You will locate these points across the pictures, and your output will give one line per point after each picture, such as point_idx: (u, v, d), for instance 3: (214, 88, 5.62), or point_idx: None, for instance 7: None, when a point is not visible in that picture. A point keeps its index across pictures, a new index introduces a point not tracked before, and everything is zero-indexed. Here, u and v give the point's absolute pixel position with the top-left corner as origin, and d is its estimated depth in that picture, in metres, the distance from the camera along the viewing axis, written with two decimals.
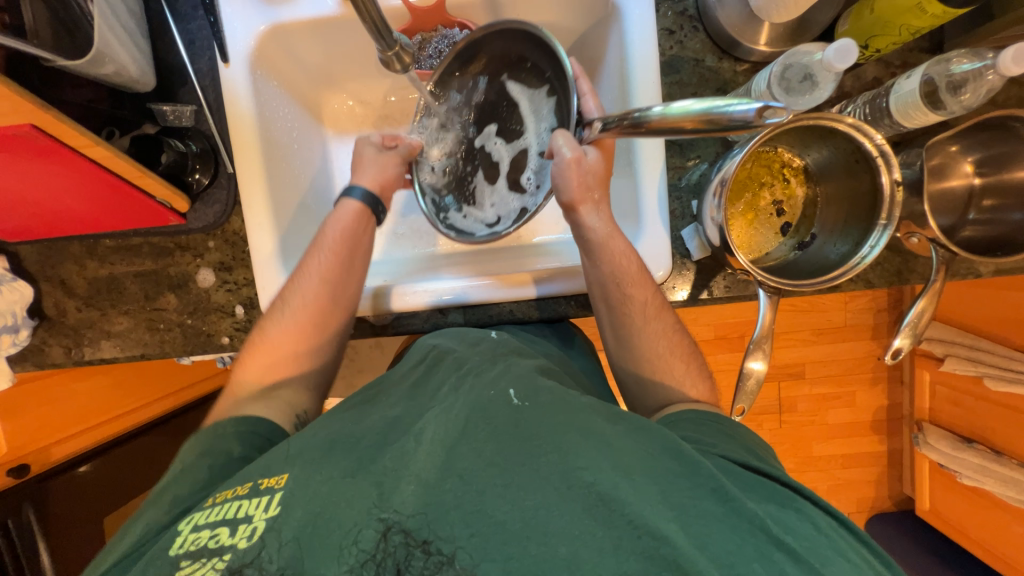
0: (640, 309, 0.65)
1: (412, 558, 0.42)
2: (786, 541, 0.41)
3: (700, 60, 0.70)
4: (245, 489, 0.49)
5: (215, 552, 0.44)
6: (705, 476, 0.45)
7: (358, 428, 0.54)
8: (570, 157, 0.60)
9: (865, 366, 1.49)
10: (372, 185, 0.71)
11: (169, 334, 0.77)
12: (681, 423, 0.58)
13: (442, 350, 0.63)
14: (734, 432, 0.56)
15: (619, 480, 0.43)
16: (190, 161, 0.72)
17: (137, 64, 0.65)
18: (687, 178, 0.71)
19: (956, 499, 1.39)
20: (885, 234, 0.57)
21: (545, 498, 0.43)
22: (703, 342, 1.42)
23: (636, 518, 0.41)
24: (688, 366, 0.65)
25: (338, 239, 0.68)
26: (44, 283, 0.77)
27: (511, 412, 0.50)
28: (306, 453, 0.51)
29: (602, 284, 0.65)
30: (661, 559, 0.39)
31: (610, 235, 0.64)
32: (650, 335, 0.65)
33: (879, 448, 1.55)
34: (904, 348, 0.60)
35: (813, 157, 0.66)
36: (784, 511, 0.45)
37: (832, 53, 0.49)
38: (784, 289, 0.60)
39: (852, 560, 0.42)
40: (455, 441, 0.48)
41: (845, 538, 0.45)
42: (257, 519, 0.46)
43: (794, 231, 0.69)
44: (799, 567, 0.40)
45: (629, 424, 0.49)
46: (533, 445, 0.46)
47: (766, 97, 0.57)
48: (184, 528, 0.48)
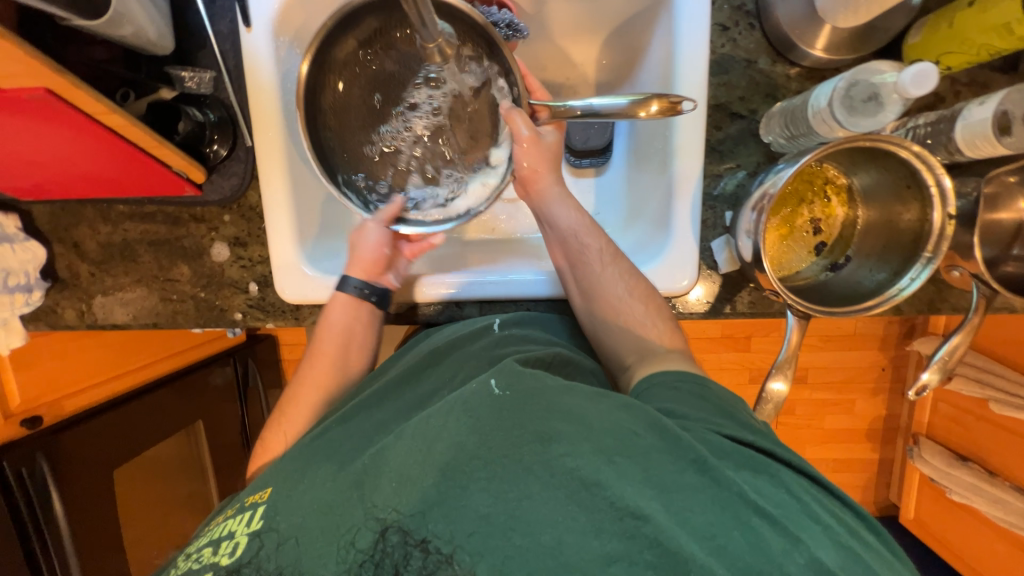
0: (597, 255, 0.67)
1: (410, 557, 0.41)
2: (760, 506, 0.41)
3: (752, 62, 0.66)
4: (234, 510, 0.52)
5: (197, 570, 0.46)
6: (684, 449, 0.43)
7: (344, 433, 0.56)
8: (526, 137, 0.62)
9: (869, 377, 1.48)
10: (362, 272, 0.69)
11: (181, 306, 0.76)
12: (653, 389, 0.56)
13: (433, 354, 0.66)
14: (708, 394, 0.54)
15: (601, 464, 0.41)
16: (207, 131, 0.69)
17: (156, 25, 0.61)
18: (722, 187, 0.68)
19: (942, 512, 1.41)
20: (928, 268, 0.55)
21: (527, 487, 0.41)
22: (709, 340, 1.41)
23: (617, 500, 0.40)
24: (649, 307, 0.65)
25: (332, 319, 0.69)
26: (57, 244, 0.76)
27: (492, 402, 0.46)
28: (291, 463, 0.54)
29: (562, 238, 0.68)
30: (643, 538, 0.38)
31: (547, 193, 0.68)
32: (609, 280, 0.66)
33: (872, 456, 1.57)
34: (931, 384, 0.58)
35: (860, 177, 0.63)
36: (758, 477, 0.44)
37: (909, 78, 0.47)
38: (814, 314, 0.58)
39: (825, 523, 0.42)
40: (434, 436, 0.45)
41: (814, 497, 0.45)
42: (238, 534, 0.48)
43: (828, 251, 0.66)
44: (775, 531, 0.40)
45: (615, 402, 0.47)
46: (515, 435, 0.43)
47: (824, 114, 0.55)
48: (181, 559, 0.51)
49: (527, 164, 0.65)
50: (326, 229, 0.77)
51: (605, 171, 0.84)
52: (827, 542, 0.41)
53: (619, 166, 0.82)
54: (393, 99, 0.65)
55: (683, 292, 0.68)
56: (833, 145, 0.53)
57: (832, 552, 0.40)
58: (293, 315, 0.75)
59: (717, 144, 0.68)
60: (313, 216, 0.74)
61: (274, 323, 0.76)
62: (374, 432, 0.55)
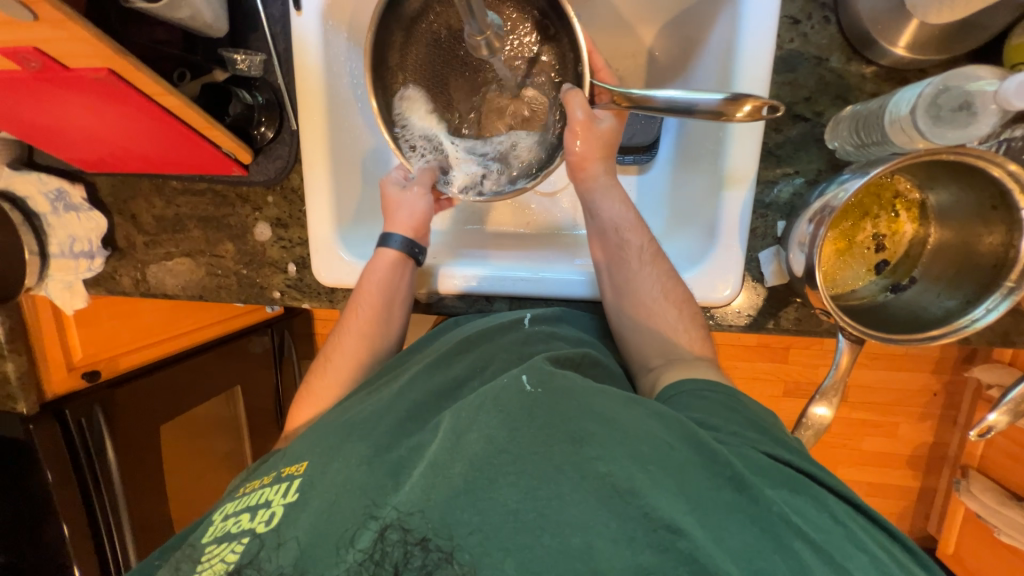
0: (637, 253, 0.65)
1: (410, 557, 0.40)
2: (804, 531, 0.39)
3: (823, 59, 0.60)
4: (272, 478, 0.54)
5: (236, 537, 0.48)
6: (721, 465, 0.41)
7: (373, 413, 0.54)
8: (581, 120, 0.60)
9: (918, 401, 1.38)
10: (406, 230, 0.68)
11: (225, 280, 0.80)
12: (682, 397, 0.54)
13: (469, 339, 0.66)
14: (742, 407, 0.51)
15: (636, 471, 0.40)
16: (256, 113, 0.70)
17: (212, 7, 0.62)
18: (776, 194, 0.64)
19: (987, 552, 1.32)
20: (1007, 299, 0.50)
21: (558, 487, 0.40)
22: (744, 349, 1.35)
23: (652, 511, 0.38)
24: (683, 313, 0.62)
25: (375, 291, 0.68)
26: (116, 215, 0.80)
27: (525, 399, 0.45)
28: (324, 438, 0.54)
29: (601, 230, 0.66)
30: (677, 553, 0.37)
31: (592, 181, 0.65)
32: (646, 279, 0.64)
33: (912, 484, 1.47)
34: (998, 426, 0.54)
35: (937, 194, 0.57)
36: (799, 498, 0.42)
37: (1011, 88, 0.42)
38: (869, 339, 0.54)
39: (872, 554, 0.40)
40: (465, 428, 0.45)
41: (862, 526, 0.42)
42: (275, 504, 0.50)
43: (890, 271, 0.61)
44: (819, 557, 0.38)
45: (650, 410, 0.46)
46: (546, 433, 0.42)
47: (905, 123, 0.50)
48: (216, 519, 0.53)
49: (580, 151, 0.62)
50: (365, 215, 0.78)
51: (648, 169, 0.80)
52: (873, 570, 0.39)
53: (663, 165, 0.78)
54: (459, 78, 0.67)
55: (723, 303, 0.65)
56: (911, 156, 0.48)
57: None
58: (328, 297, 0.77)
59: (775, 147, 0.63)
60: (353, 201, 0.75)
61: (310, 304, 0.78)
62: (403, 419, 0.53)
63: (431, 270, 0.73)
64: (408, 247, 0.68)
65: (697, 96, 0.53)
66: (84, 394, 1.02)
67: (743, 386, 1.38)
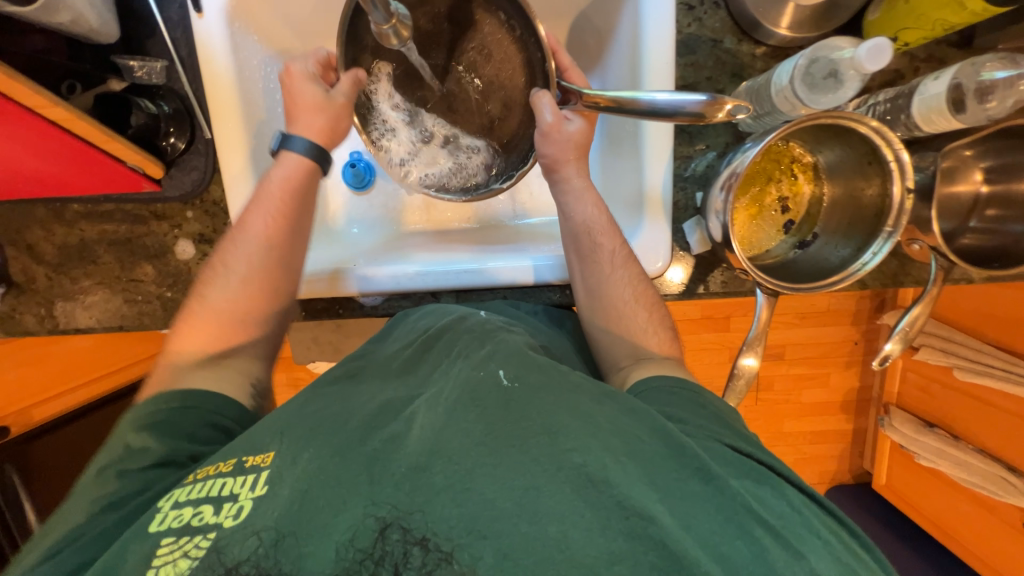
0: (609, 257, 0.65)
1: (410, 556, 0.38)
2: (765, 518, 0.41)
3: (718, 41, 0.66)
4: (230, 467, 0.47)
5: (200, 530, 0.42)
6: (688, 456, 0.44)
7: (344, 409, 0.51)
8: (550, 120, 0.63)
9: (843, 350, 1.53)
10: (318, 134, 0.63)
11: (147, 306, 0.74)
12: (651, 392, 0.56)
13: (432, 335, 0.61)
14: (707, 402, 0.55)
15: (607, 459, 0.42)
16: (162, 123, 0.66)
17: (98, 11, 0.58)
18: (693, 168, 0.69)
19: (913, 478, 1.48)
20: (888, 242, 0.56)
21: (534, 478, 0.41)
22: (689, 321, 1.44)
23: (624, 499, 0.40)
24: (652, 315, 0.65)
25: (287, 196, 0.62)
26: (9, 247, 0.72)
27: (501, 394, 0.47)
28: (297, 430, 0.49)
29: (575, 233, 0.66)
30: (648, 540, 0.38)
31: (568, 183, 0.66)
32: (618, 282, 0.65)
33: (846, 426, 1.62)
34: (893, 354, 0.61)
35: (825, 155, 0.64)
36: (760, 487, 0.45)
37: (864, 53, 0.49)
38: (783, 291, 0.60)
39: (825, 539, 0.42)
40: (443, 425, 0.45)
41: (815, 513, 0.45)
42: (243, 498, 0.43)
43: (796, 229, 0.67)
44: (779, 545, 0.40)
45: (621, 405, 0.48)
46: (520, 427, 0.44)
47: (787, 91, 0.57)
48: (165, 506, 0.45)
49: (550, 154, 0.65)
50: None
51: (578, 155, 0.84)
52: (825, 555, 0.41)
53: (591, 151, 0.81)
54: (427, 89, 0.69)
55: (656, 275, 0.68)
56: (796, 121, 0.53)
57: (831, 566, 0.40)
58: None
59: (687, 125, 0.68)
60: None
61: None
62: (374, 413, 0.49)
63: (349, 271, 0.71)
64: (313, 154, 0.63)
65: (684, 98, 0.54)
66: None
67: (692, 356, 1.46)
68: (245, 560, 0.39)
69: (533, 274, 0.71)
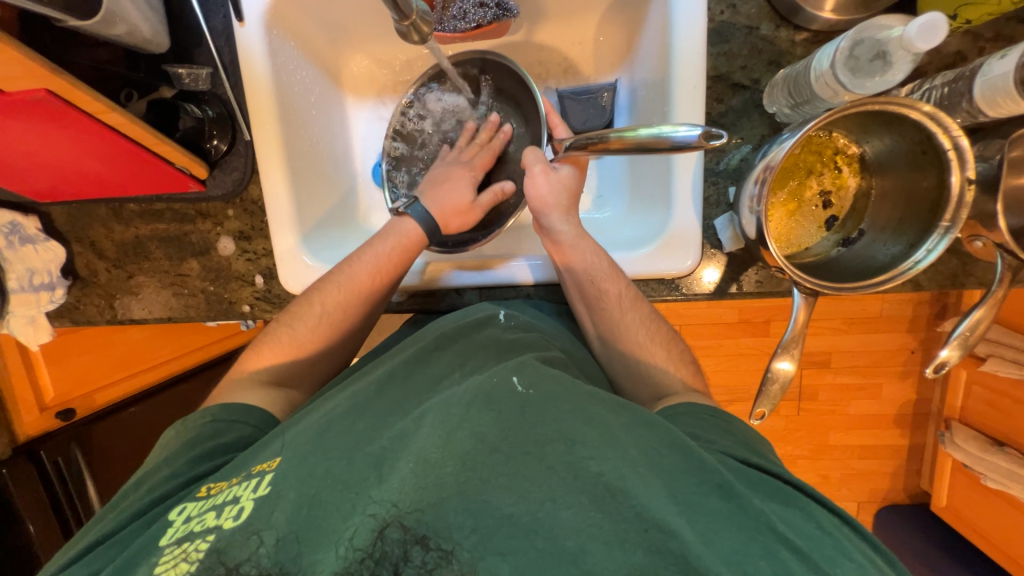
0: (616, 301, 0.64)
1: (410, 554, 0.38)
2: (792, 539, 0.39)
3: (754, 28, 0.63)
4: (240, 476, 0.47)
5: (199, 535, 0.43)
6: (709, 472, 0.42)
7: (351, 408, 0.50)
8: (539, 168, 0.67)
9: (897, 359, 1.42)
10: (438, 208, 0.70)
11: (193, 299, 0.79)
12: (680, 418, 0.54)
13: (449, 334, 0.61)
14: (734, 429, 0.52)
15: (627, 471, 0.40)
16: (207, 127, 0.70)
17: (149, 22, 0.62)
18: (726, 161, 0.66)
19: (978, 502, 1.35)
20: (945, 238, 0.52)
21: (550, 489, 0.40)
22: (726, 325, 1.37)
23: (644, 510, 0.38)
24: (672, 353, 0.63)
25: (399, 257, 0.67)
26: (75, 244, 0.79)
27: (517, 400, 0.45)
28: (305, 431, 0.49)
29: (578, 282, 0.65)
30: (669, 554, 0.37)
31: (560, 236, 0.66)
32: (631, 326, 0.63)
33: (901, 442, 1.50)
34: (951, 361, 0.56)
35: (873, 146, 0.60)
36: (789, 509, 0.43)
37: (916, 31, 0.45)
38: (823, 291, 0.56)
39: (857, 560, 0.40)
40: (455, 423, 0.44)
41: (848, 537, 0.43)
42: (244, 499, 0.44)
43: (839, 226, 0.63)
44: (807, 568, 0.38)
45: (635, 416, 0.47)
46: (538, 433, 0.42)
47: (827, 77, 0.53)
48: (177, 519, 0.46)
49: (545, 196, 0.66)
50: (327, 220, 0.77)
51: None
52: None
53: None
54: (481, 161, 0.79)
55: (686, 273, 0.66)
56: (839, 109, 0.50)
57: None
58: None
59: (719, 117, 0.65)
60: (314, 205, 0.75)
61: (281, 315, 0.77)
62: (384, 415, 0.50)
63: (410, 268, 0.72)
64: (427, 224, 0.69)
65: (693, 133, 0.50)
66: (57, 433, 1.02)
67: (729, 362, 1.40)
68: (245, 561, 0.40)
69: (530, 275, 0.71)
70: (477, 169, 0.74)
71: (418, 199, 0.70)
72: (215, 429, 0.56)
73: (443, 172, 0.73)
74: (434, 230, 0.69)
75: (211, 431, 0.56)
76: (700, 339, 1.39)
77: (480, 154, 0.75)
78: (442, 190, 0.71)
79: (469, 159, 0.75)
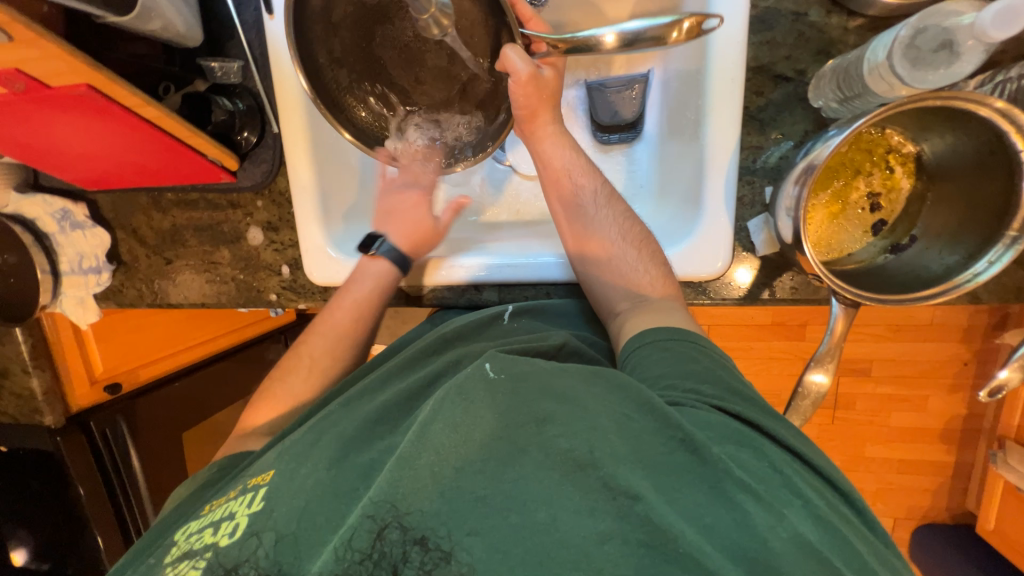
0: (592, 198, 0.65)
1: (410, 555, 0.38)
2: (747, 484, 0.39)
3: (801, 14, 0.58)
4: (236, 491, 0.49)
5: (197, 553, 0.44)
6: (671, 428, 0.41)
7: (341, 420, 0.51)
8: (525, 71, 0.58)
9: (946, 371, 1.32)
10: (399, 240, 0.70)
11: (224, 286, 0.82)
12: (643, 349, 0.54)
13: (448, 336, 0.63)
14: (701, 356, 0.51)
15: (595, 441, 0.40)
16: (238, 119, 0.72)
17: (184, 18, 0.64)
18: (764, 159, 0.62)
19: None
20: (1011, 249, 0.47)
21: (521, 469, 0.39)
22: (759, 327, 1.32)
23: (609, 480, 0.38)
24: (640, 252, 0.62)
25: (375, 293, 0.69)
26: (119, 231, 0.83)
27: (486, 388, 0.44)
28: (295, 443, 0.50)
29: (554, 178, 0.66)
30: (635, 518, 0.37)
31: (541, 132, 0.65)
32: (603, 223, 0.64)
33: (946, 459, 1.41)
34: (1010, 383, 0.52)
35: (932, 144, 0.54)
36: (741, 449, 0.42)
37: (990, 19, 0.41)
38: (866, 302, 0.52)
39: (805, 498, 0.40)
40: (428, 419, 0.43)
41: (798, 473, 0.42)
42: (239, 516, 0.45)
43: (888, 231, 0.58)
44: (761, 507, 0.38)
45: (607, 384, 0.46)
46: (511, 417, 0.42)
47: (882, 69, 0.49)
48: (179, 537, 0.48)
49: (524, 105, 0.62)
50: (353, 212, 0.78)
51: (636, 146, 0.76)
52: (805, 513, 0.39)
53: (650, 140, 0.75)
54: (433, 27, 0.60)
55: (717, 275, 0.63)
56: (895, 105, 0.45)
57: (809, 523, 0.38)
58: (322, 296, 0.78)
59: (757, 112, 0.61)
60: (338, 197, 0.76)
61: (306, 304, 0.79)
62: (373, 421, 0.50)
63: (424, 262, 0.73)
64: (399, 262, 0.69)
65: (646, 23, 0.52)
66: (107, 406, 1.08)
67: (759, 366, 1.34)
68: (245, 561, 0.41)
69: (559, 272, 0.69)
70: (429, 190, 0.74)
71: (385, 236, 0.70)
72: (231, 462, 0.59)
73: (397, 201, 0.73)
74: (406, 263, 0.70)
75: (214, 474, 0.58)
76: (729, 341, 1.34)
77: (426, 174, 0.73)
78: (401, 220, 0.72)
79: (416, 182, 0.73)
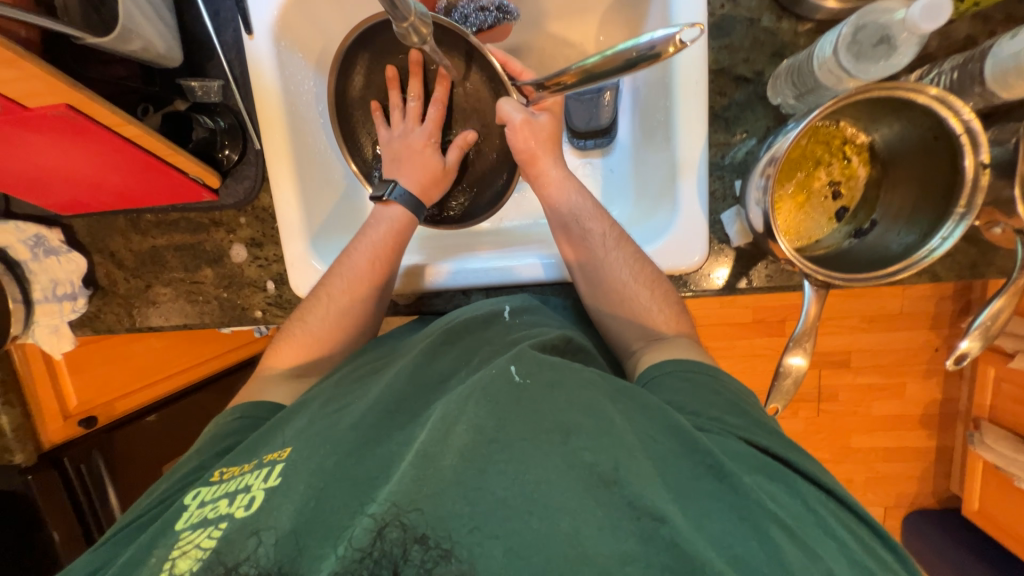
0: (600, 240, 0.65)
1: (410, 553, 0.37)
2: (782, 520, 0.39)
3: (755, 21, 0.63)
4: (252, 466, 0.48)
5: (213, 522, 0.43)
6: (701, 453, 0.42)
7: (351, 408, 0.50)
8: (519, 119, 0.64)
9: (920, 357, 1.37)
10: (410, 183, 0.70)
11: (207, 306, 0.80)
12: (663, 378, 0.54)
13: (456, 328, 0.61)
14: (721, 387, 0.52)
15: (621, 459, 0.41)
16: (219, 137, 0.72)
17: (164, 39, 0.65)
18: (732, 155, 0.65)
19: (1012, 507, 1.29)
20: (961, 224, 0.51)
21: (546, 471, 0.40)
22: (741, 326, 1.35)
23: (636, 499, 0.38)
24: (654, 293, 0.63)
25: (398, 248, 0.69)
26: (95, 254, 0.81)
27: (513, 389, 0.45)
28: (309, 428, 0.49)
29: (564, 223, 0.67)
30: (660, 540, 0.37)
31: (546, 177, 0.67)
32: (615, 265, 0.64)
33: (927, 443, 1.45)
34: (972, 352, 0.55)
35: (883, 133, 0.59)
36: (773, 483, 0.43)
37: (919, 12, 0.45)
38: (834, 283, 0.54)
39: (839, 539, 0.40)
40: (452, 420, 0.44)
41: (831, 512, 0.43)
42: (255, 489, 0.45)
43: (851, 217, 0.62)
44: (795, 544, 0.37)
45: (630, 402, 0.46)
46: (535, 422, 0.43)
47: (830, 64, 0.53)
48: (191, 504, 0.47)
49: (525, 150, 0.66)
50: (340, 229, 0.79)
51: (611, 151, 0.80)
52: None
53: (624, 144, 0.78)
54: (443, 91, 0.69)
55: (695, 269, 0.65)
56: (844, 97, 0.49)
57: (846, 569, 0.38)
58: None
59: (723, 111, 0.65)
60: (324, 213, 0.77)
61: None
62: (392, 411, 0.50)
63: (420, 269, 0.73)
64: (411, 206, 0.69)
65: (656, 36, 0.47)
66: (81, 440, 1.04)
67: (745, 363, 1.37)
68: (245, 560, 0.39)
69: (542, 271, 0.70)
70: (433, 132, 0.71)
71: (395, 181, 0.69)
72: (241, 426, 0.57)
73: (404, 144, 0.71)
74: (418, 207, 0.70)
75: (237, 427, 0.57)
76: (713, 342, 1.37)
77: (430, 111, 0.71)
78: (410, 165, 0.70)
79: (420, 123, 0.72)
